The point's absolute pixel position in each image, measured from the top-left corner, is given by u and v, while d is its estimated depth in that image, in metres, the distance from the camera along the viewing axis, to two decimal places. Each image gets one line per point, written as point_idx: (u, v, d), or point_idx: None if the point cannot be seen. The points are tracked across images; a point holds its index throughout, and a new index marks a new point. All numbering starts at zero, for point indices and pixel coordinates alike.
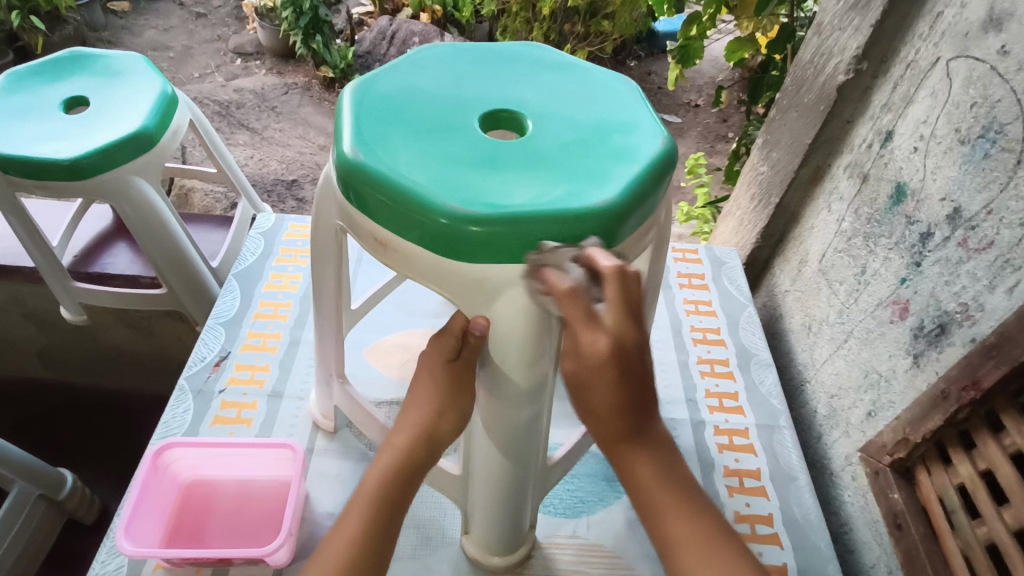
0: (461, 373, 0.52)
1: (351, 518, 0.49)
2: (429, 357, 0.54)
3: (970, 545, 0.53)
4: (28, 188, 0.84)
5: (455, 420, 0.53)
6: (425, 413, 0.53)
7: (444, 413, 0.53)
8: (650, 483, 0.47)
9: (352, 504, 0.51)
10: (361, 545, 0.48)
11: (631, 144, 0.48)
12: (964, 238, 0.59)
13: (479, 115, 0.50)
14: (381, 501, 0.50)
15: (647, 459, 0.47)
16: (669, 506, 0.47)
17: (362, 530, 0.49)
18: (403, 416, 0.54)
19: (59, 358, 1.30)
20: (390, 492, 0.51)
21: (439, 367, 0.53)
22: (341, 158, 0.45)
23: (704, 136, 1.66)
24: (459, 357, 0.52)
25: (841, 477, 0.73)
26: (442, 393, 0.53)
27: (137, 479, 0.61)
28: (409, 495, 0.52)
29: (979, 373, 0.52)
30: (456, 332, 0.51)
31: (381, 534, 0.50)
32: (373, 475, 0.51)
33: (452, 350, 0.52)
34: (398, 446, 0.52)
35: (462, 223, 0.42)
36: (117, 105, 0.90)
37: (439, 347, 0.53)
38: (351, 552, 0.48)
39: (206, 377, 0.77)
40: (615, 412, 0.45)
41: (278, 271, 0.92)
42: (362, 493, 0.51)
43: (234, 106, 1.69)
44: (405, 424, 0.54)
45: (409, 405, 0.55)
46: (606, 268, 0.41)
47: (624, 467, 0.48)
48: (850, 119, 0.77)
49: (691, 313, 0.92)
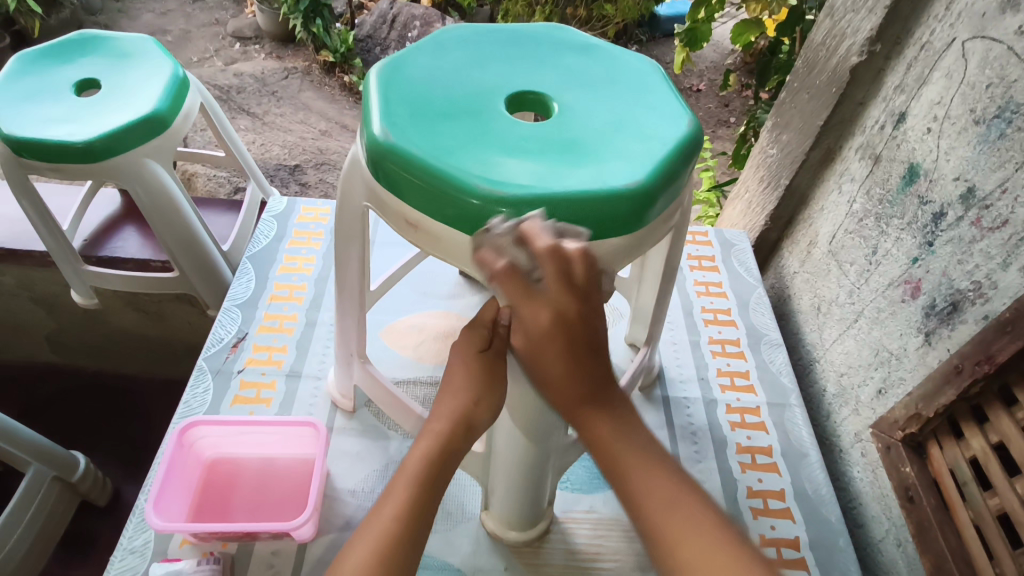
0: (493, 363, 0.54)
1: (392, 499, 0.47)
2: (461, 347, 0.56)
3: (981, 515, 0.55)
4: (42, 170, 0.84)
5: (491, 409, 0.53)
6: (462, 401, 0.52)
7: (481, 400, 0.52)
8: (610, 442, 0.47)
9: (392, 485, 0.49)
10: (403, 526, 0.46)
11: (657, 125, 0.49)
12: (978, 218, 0.60)
13: (505, 97, 0.50)
14: (421, 483, 0.48)
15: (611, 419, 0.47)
16: (636, 465, 0.45)
17: (404, 511, 0.47)
18: (437, 407, 0.53)
19: (67, 342, 1.31)
20: (432, 474, 0.49)
21: (470, 357, 0.54)
22: (371, 140, 0.46)
23: (706, 120, 1.66)
24: (491, 347, 0.55)
25: (850, 453, 0.75)
26: (479, 380, 0.53)
27: (165, 456, 0.62)
28: (446, 481, 0.50)
29: (993, 348, 0.53)
30: (487, 322, 0.55)
31: (420, 514, 0.47)
32: (414, 458, 0.50)
33: (483, 340, 0.54)
34: (436, 431, 0.51)
35: (494, 205, 0.43)
36: (128, 87, 0.90)
37: (468, 340, 0.55)
38: (392, 532, 0.45)
39: (224, 357, 0.78)
40: (570, 376, 0.46)
41: (292, 253, 0.92)
42: (405, 474, 0.49)
43: (234, 90, 1.68)
44: (440, 412, 0.53)
45: (444, 394, 0.54)
46: (541, 246, 0.42)
47: (584, 430, 0.47)
48: (862, 101, 0.77)
49: (702, 294, 0.93)
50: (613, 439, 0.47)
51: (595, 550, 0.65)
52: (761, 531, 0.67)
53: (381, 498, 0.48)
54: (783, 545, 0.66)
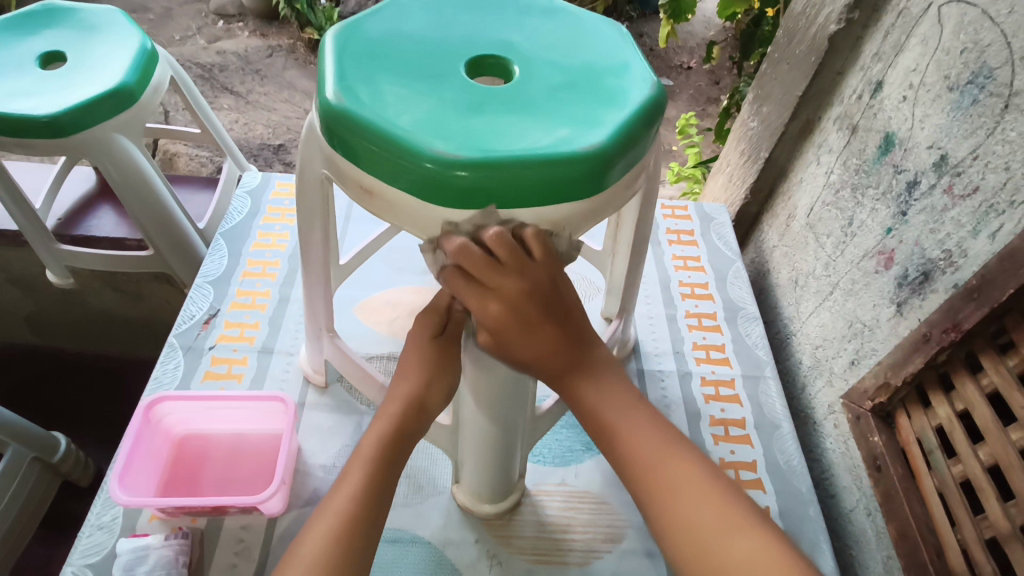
0: (448, 348, 0.55)
1: (349, 479, 0.48)
2: (415, 333, 0.56)
3: (945, 483, 0.55)
4: (8, 146, 0.82)
5: (444, 391, 0.55)
6: (415, 384, 0.53)
7: (433, 384, 0.54)
8: (596, 405, 0.51)
9: (348, 466, 0.50)
10: (361, 504, 0.47)
11: (620, 89, 0.48)
12: (950, 185, 0.59)
13: (465, 61, 0.49)
14: (378, 462, 0.49)
15: (602, 389, 0.52)
16: (626, 423, 0.50)
17: (361, 489, 0.48)
18: (391, 389, 0.55)
19: (48, 323, 1.29)
20: (386, 454, 0.50)
21: (422, 343, 0.55)
22: (324, 105, 0.44)
23: (696, 98, 1.65)
24: (443, 333, 0.56)
25: (823, 424, 0.75)
26: (433, 366, 0.54)
27: (130, 431, 0.61)
28: (402, 460, 0.52)
29: (960, 316, 0.53)
30: (442, 307, 0.55)
31: (377, 491, 0.48)
32: (368, 439, 0.51)
33: (438, 325, 0.55)
34: (392, 413, 0.52)
35: (448, 168, 0.42)
36: (94, 60, 0.88)
37: (420, 326, 0.56)
38: (350, 511, 0.46)
39: (196, 334, 0.77)
40: (548, 352, 0.50)
41: (266, 229, 0.91)
42: (360, 453, 0.50)
43: (217, 69, 1.65)
44: (395, 394, 0.54)
45: (397, 377, 0.55)
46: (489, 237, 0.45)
47: (572, 398, 0.52)
48: (841, 71, 0.76)
49: (680, 268, 0.92)
50: (604, 406, 0.51)
51: (565, 522, 0.65)
52: None
53: (338, 478, 0.49)
54: None
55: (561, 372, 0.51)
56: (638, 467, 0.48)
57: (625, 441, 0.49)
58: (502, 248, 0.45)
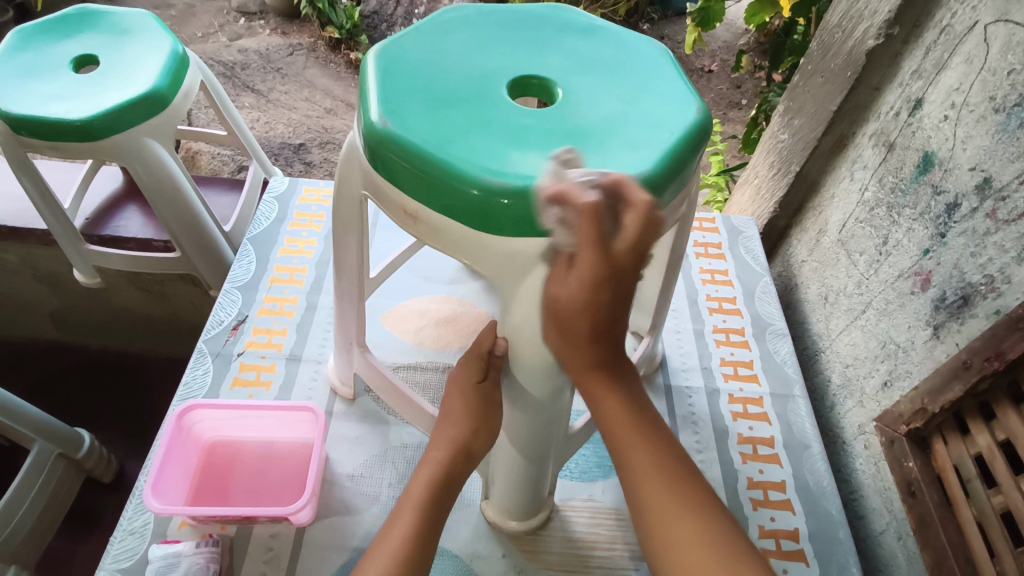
0: (490, 393, 0.56)
1: (400, 523, 0.49)
2: (457, 380, 0.57)
3: (984, 512, 0.54)
4: (40, 148, 0.83)
5: (487, 437, 0.55)
6: (460, 431, 0.54)
7: (479, 431, 0.55)
8: (617, 416, 0.48)
9: (398, 511, 0.51)
10: (414, 545, 0.48)
11: (665, 112, 0.47)
12: (993, 209, 0.58)
13: (508, 82, 0.49)
14: (426, 504, 0.51)
15: (625, 409, 0.49)
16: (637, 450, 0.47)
17: (411, 532, 0.48)
18: (435, 435, 0.56)
19: (72, 320, 1.31)
20: (434, 498, 0.51)
21: (467, 388, 0.56)
22: (368, 127, 0.45)
23: (717, 102, 1.63)
24: (487, 378, 0.55)
25: (853, 445, 0.74)
26: (477, 412, 0.55)
27: (163, 439, 0.62)
28: (448, 503, 0.53)
29: (1003, 345, 0.52)
30: (484, 353, 0.53)
31: (427, 533, 0.49)
32: (417, 484, 0.52)
33: (480, 372, 0.54)
34: (438, 459, 0.53)
35: (495, 196, 0.42)
36: (125, 64, 0.88)
37: (464, 371, 0.56)
38: (403, 552, 0.47)
39: (224, 340, 0.78)
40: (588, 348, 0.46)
41: (293, 235, 0.91)
42: (410, 497, 0.51)
43: (239, 67, 1.65)
44: (440, 440, 0.55)
45: (441, 424, 0.56)
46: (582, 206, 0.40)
47: (597, 404, 0.49)
48: (878, 86, 0.75)
49: (707, 282, 0.91)
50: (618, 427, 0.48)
51: (592, 538, 0.65)
52: (761, 522, 0.67)
53: (388, 521, 0.50)
54: (782, 536, 0.66)
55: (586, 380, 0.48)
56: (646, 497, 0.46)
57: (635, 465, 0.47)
58: (592, 226, 0.40)
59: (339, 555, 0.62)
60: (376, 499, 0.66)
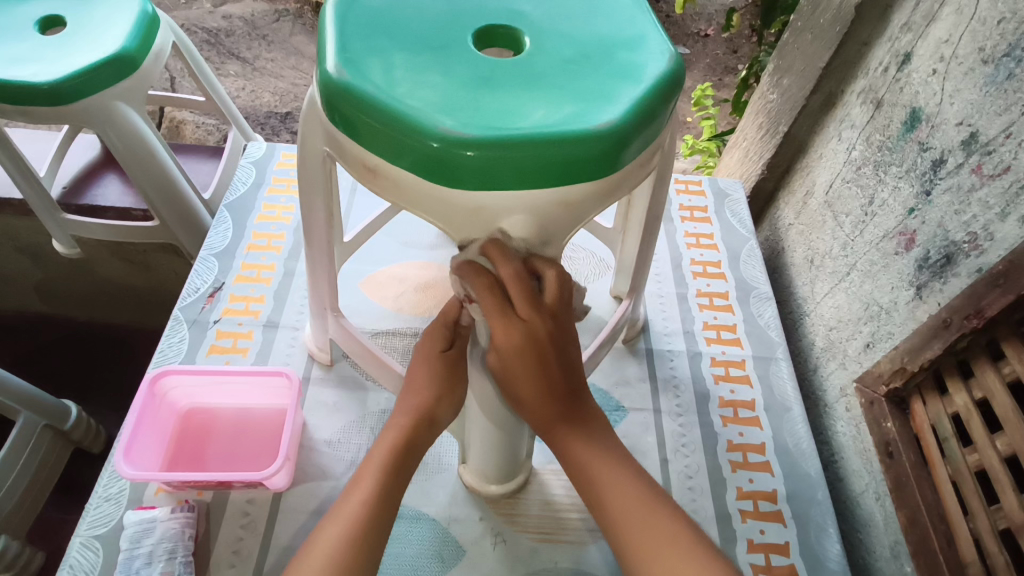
0: (456, 361, 0.56)
1: (361, 485, 0.49)
2: (422, 348, 0.57)
3: (959, 471, 0.54)
4: (8, 114, 0.80)
5: (451, 405, 0.55)
6: (425, 397, 0.54)
7: (442, 398, 0.54)
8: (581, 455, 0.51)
9: (359, 472, 0.51)
10: (373, 508, 0.48)
11: (636, 62, 0.46)
12: (979, 164, 0.56)
13: (473, 32, 0.47)
14: (389, 470, 0.50)
15: (589, 443, 0.52)
16: (602, 470, 0.50)
17: (372, 495, 0.49)
18: (400, 401, 0.55)
19: (57, 292, 1.29)
20: (399, 461, 0.51)
21: (431, 357, 0.55)
22: (324, 79, 0.42)
23: (712, 68, 1.60)
24: (452, 347, 0.56)
25: (834, 408, 0.74)
26: (442, 379, 0.55)
27: (136, 404, 0.61)
28: (411, 470, 0.52)
29: (983, 302, 0.52)
30: (449, 322, 0.55)
31: (388, 497, 0.49)
32: (379, 448, 0.52)
33: (445, 341, 0.56)
34: (400, 425, 0.53)
35: (456, 147, 0.40)
36: (93, 25, 0.85)
37: (429, 340, 0.56)
38: (362, 515, 0.47)
39: (200, 308, 0.77)
40: (543, 396, 0.51)
41: (271, 201, 0.90)
42: (374, 459, 0.51)
43: (223, 33, 1.59)
44: (404, 407, 0.54)
45: (404, 391, 0.56)
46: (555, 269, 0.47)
47: (558, 449, 0.52)
48: (867, 42, 0.72)
49: (692, 245, 0.90)
50: (586, 457, 0.51)
51: (571, 501, 0.65)
52: (739, 484, 0.67)
53: (351, 483, 0.50)
54: (760, 497, 0.66)
55: (548, 423, 0.52)
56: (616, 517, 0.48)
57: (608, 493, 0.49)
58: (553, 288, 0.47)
59: (316, 520, 0.62)
60: (354, 465, 0.66)
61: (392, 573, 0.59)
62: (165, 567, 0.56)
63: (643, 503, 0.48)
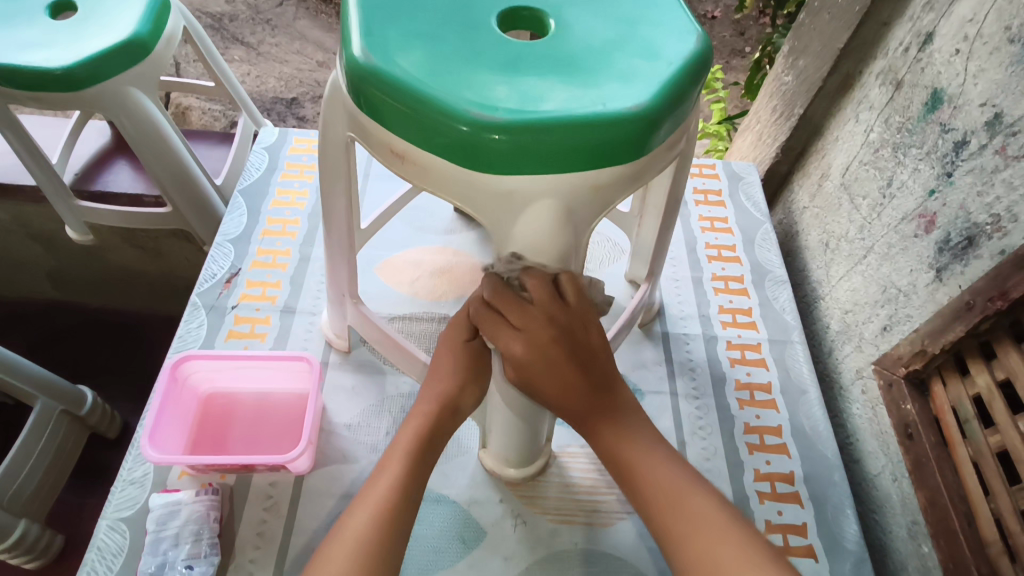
0: (480, 352, 0.56)
1: (389, 470, 0.50)
2: (446, 339, 0.56)
3: (981, 452, 0.54)
4: (22, 99, 0.79)
5: (474, 394, 0.55)
6: (448, 386, 0.54)
7: (466, 388, 0.54)
8: (616, 446, 0.50)
9: (386, 458, 0.51)
10: (400, 493, 0.48)
11: (662, 43, 0.45)
12: (1002, 145, 0.56)
13: (497, 13, 0.46)
14: (416, 456, 0.51)
15: (627, 434, 0.51)
16: (640, 461, 0.49)
17: (399, 480, 0.49)
18: (423, 390, 0.55)
19: (68, 278, 1.30)
20: (424, 446, 0.52)
21: (456, 346, 0.55)
22: (350, 62, 0.42)
23: (719, 50, 1.58)
24: (476, 338, 0.56)
25: (850, 390, 0.74)
26: (467, 368, 0.55)
27: (158, 389, 0.62)
28: (436, 455, 0.53)
29: (1008, 284, 0.51)
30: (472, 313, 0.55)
31: (413, 480, 0.50)
32: (404, 434, 0.52)
33: (469, 331, 0.55)
34: (425, 412, 0.53)
35: (485, 131, 0.40)
36: (105, 11, 0.85)
37: (453, 330, 0.56)
38: (390, 500, 0.48)
39: (218, 293, 0.77)
40: (568, 387, 0.49)
41: (284, 186, 0.90)
42: (399, 445, 0.51)
43: (227, 18, 1.58)
44: (427, 394, 0.55)
45: (428, 380, 0.56)
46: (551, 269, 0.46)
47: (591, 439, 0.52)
48: (887, 21, 0.71)
49: (707, 229, 0.90)
50: (621, 448, 0.50)
51: (590, 483, 0.66)
52: (756, 465, 0.68)
53: (377, 469, 0.51)
54: (777, 479, 0.67)
55: (581, 413, 0.51)
56: (657, 503, 0.48)
57: (644, 482, 0.49)
58: (540, 291, 0.46)
59: (339, 502, 0.63)
60: (375, 448, 0.66)
61: (414, 554, 0.60)
62: (192, 549, 0.57)
63: (683, 492, 0.47)
